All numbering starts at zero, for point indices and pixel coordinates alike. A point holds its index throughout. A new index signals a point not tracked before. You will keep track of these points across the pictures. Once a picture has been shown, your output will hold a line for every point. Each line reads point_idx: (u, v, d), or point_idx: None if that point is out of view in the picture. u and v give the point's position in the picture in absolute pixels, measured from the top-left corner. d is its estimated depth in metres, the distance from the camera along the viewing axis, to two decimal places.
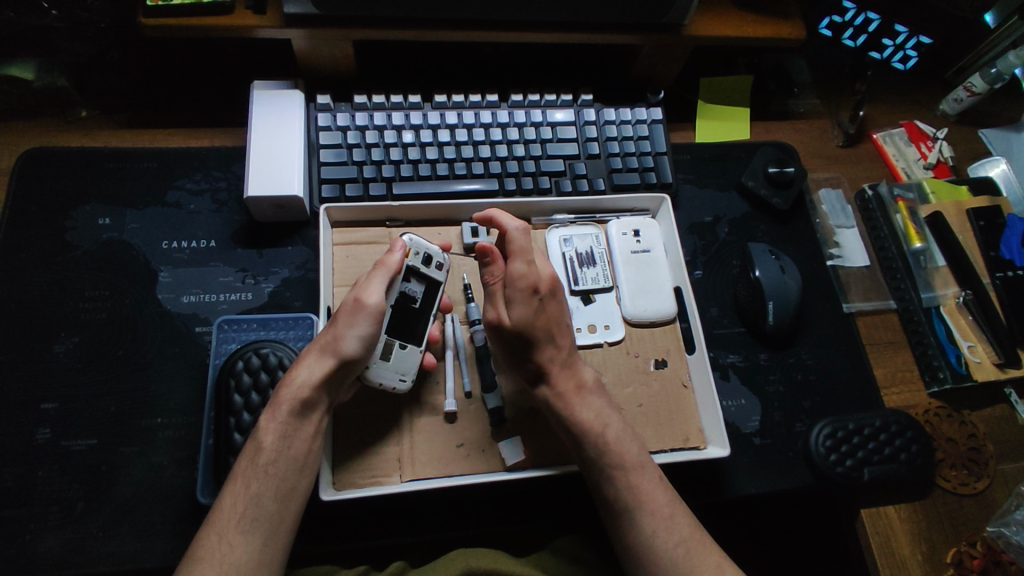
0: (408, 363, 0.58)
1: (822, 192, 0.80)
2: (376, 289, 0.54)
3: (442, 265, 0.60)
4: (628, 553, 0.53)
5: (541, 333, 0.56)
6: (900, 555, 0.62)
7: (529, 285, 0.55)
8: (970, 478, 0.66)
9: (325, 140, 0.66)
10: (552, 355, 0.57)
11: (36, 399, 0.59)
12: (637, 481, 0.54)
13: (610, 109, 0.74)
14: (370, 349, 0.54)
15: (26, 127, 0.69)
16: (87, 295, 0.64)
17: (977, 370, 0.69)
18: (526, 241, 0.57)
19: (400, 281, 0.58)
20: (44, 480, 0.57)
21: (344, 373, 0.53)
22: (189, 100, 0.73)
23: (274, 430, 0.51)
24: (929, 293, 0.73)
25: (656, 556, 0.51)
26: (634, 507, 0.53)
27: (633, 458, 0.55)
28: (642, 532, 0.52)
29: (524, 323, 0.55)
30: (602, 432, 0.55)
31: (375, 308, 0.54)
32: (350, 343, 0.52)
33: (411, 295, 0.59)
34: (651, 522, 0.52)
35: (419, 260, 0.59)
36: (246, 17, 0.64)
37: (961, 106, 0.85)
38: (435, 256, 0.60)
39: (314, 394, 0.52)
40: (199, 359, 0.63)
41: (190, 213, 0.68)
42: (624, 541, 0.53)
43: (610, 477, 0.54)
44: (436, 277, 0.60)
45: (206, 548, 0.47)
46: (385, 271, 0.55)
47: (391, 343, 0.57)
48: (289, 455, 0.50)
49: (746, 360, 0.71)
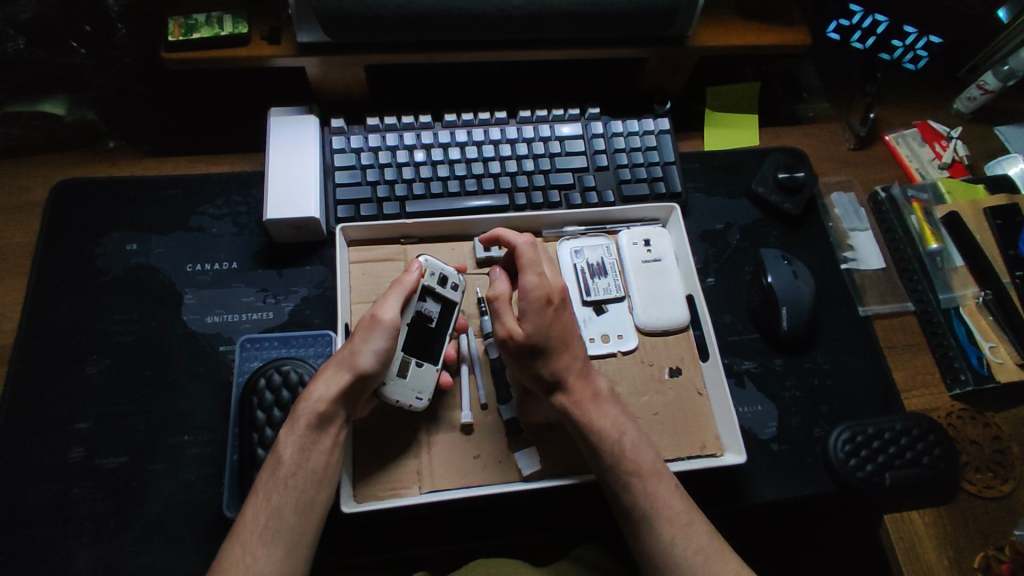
0: (424, 380, 0.59)
1: (835, 196, 0.80)
2: (392, 306, 0.55)
3: (458, 286, 0.62)
4: (643, 559, 0.53)
5: (556, 343, 0.55)
6: (925, 560, 0.61)
7: (541, 296, 0.55)
8: (995, 481, 0.65)
9: (340, 162, 0.69)
10: (566, 364, 0.56)
11: (70, 420, 0.62)
12: (653, 488, 0.54)
13: (618, 121, 0.75)
14: (386, 365, 0.55)
15: (59, 161, 0.73)
16: (116, 318, 0.66)
17: (1000, 371, 0.68)
18: (535, 254, 0.59)
19: (417, 300, 0.59)
20: (78, 497, 0.59)
21: (360, 388, 0.54)
22: (210, 127, 0.76)
23: (292, 444, 0.52)
24: (947, 294, 0.73)
25: (673, 562, 0.52)
26: (649, 512, 0.53)
27: (648, 465, 0.55)
28: (658, 538, 0.53)
29: (539, 332, 0.54)
30: (618, 440, 0.55)
31: (391, 325, 0.55)
32: (366, 358, 0.53)
33: (428, 315, 0.61)
34: (666, 528, 0.53)
35: (435, 280, 0.60)
36: (261, 48, 0.66)
37: (975, 105, 0.84)
38: (452, 277, 0.62)
39: (331, 408, 0.53)
40: (222, 377, 0.65)
41: (213, 237, 0.70)
42: (641, 548, 0.53)
43: (624, 483, 0.54)
44: (450, 297, 0.61)
45: (232, 559, 0.49)
46: (401, 289, 0.56)
47: (408, 361, 0.58)
48: (306, 468, 0.52)
49: (761, 366, 0.71)
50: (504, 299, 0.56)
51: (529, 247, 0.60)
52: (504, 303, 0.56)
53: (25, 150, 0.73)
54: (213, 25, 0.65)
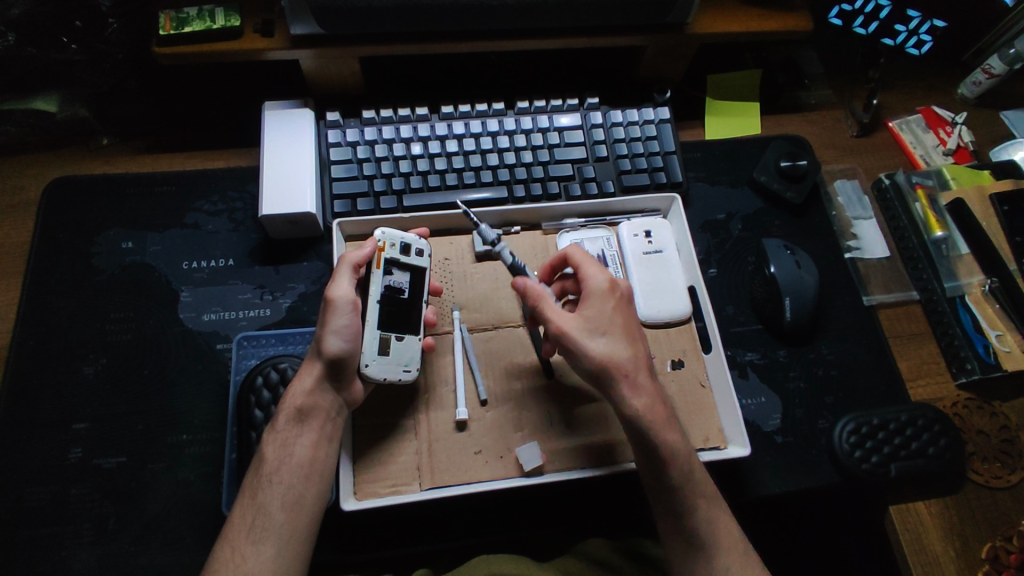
0: (408, 352, 0.57)
1: (838, 184, 0.79)
2: (343, 284, 0.55)
3: (424, 251, 0.60)
4: (678, 545, 0.54)
5: (613, 331, 0.55)
6: (932, 553, 0.60)
7: (599, 287, 0.56)
8: (1002, 471, 0.64)
9: (335, 156, 0.68)
10: (619, 347, 0.54)
11: (68, 420, 0.62)
12: (681, 464, 0.53)
13: (617, 111, 0.74)
14: (354, 343, 0.55)
15: (52, 158, 0.72)
16: (113, 317, 0.66)
17: (1006, 360, 0.67)
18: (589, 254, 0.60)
19: (382, 273, 0.58)
20: (77, 497, 0.59)
21: (336, 372, 0.55)
22: (204, 123, 0.75)
23: (275, 440, 0.53)
24: (953, 282, 0.72)
25: (709, 545, 0.53)
26: (687, 499, 0.53)
27: (710, 487, 0.55)
28: (699, 522, 0.53)
29: (593, 319, 0.55)
30: (682, 458, 0.53)
31: (344, 302, 0.54)
32: (327, 341, 0.54)
33: (398, 287, 0.58)
34: (705, 510, 0.54)
35: (397, 250, 0.59)
36: (254, 41, 0.65)
37: (980, 89, 0.82)
38: (414, 244, 0.59)
39: (310, 399, 0.54)
40: (221, 376, 0.65)
41: (208, 234, 0.70)
42: (679, 532, 0.53)
43: (658, 461, 0.53)
44: (418, 264, 0.59)
45: (222, 560, 0.49)
46: (349, 267, 0.56)
47: (387, 338, 0.56)
48: (290, 463, 0.52)
49: (765, 357, 0.70)
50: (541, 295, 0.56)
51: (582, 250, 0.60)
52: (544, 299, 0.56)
53: (20, 148, 0.72)
54: (205, 18, 0.64)
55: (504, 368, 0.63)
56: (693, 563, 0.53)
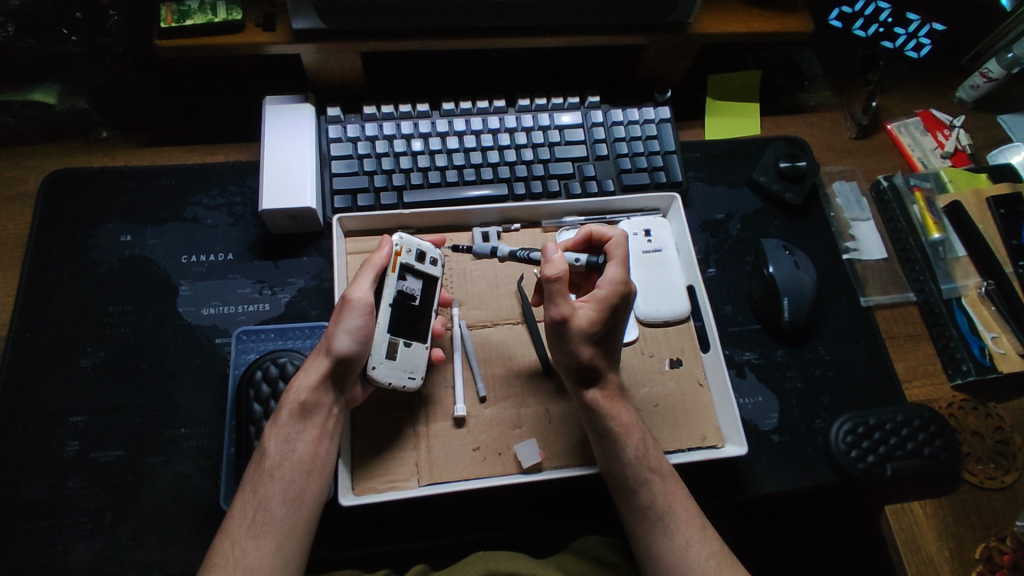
0: (415, 360, 0.58)
1: (836, 185, 0.79)
2: (363, 286, 0.55)
3: (437, 261, 0.61)
4: (637, 520, 0.54)
5: (608, 335, 0.54)
6: (926, 553, 0.61)
7: (621, 291, 0.53)
8: (996, 472, 0.65)
9: (336, 151, 0.67)
10: (605, 348, 0.55)
11: (65, 412, 0.61)
12: (634, 440, 0.55)
13: (618, 110, 0.74)
14: (365, 346, 0.54)
15: (52, 150, 0.72)
16: (110, 310, 0.66)
17: (1001, 362, 0.68)
18: (622, 250, 0.56)
19: (397, 278, 0.58)
20: (72, 490, 0.59)
21: (342, 373, 0.54)
22: (203, 116, 0.75)
23: (277, 436, 0.53)
24: (950, 284, 0.72)
25: (667, 516, 0.53)
26: (638, 470, 0.54)
27: (666, 465, 0.56)
28: (653, 495, 0.54)
29: (602, 323, 0.53)
30: (638, 441, 0.55)
31: (362, 303, 0.54)
32: (340, 340, 0.53)
33: (410, 294, 0.59)
34: (660, 484, 0.54)
35: (413, 257, 0.59)
36: (257, 34, 0.65)
37: (978, 93, 0.83)
38: (430, 253, 0.61)
39: (313, 396, 0.53)
40: (219, 370, 0.64)
41: (207, 227, 0.70)
42: (634, 507, 0.54)
43: (610, 437, 0.55)
44: (431, 272, 0.61)
45: (221, 554, 0.49)
46: (371, 269, 0.56)
47: (396, 342, 0.57)
48: (293, 458, 0.52)
49: (762, 357, 0.70)
50: (564, 281, 0.51)
51: (619, 242, 0.57)
52: (565, 284, 0.51)
53: (19, 139, 0.72)
54: (207, 12, 0.64)
55: (503, 364, 0.63)
56: (654, 537, 0.53)
